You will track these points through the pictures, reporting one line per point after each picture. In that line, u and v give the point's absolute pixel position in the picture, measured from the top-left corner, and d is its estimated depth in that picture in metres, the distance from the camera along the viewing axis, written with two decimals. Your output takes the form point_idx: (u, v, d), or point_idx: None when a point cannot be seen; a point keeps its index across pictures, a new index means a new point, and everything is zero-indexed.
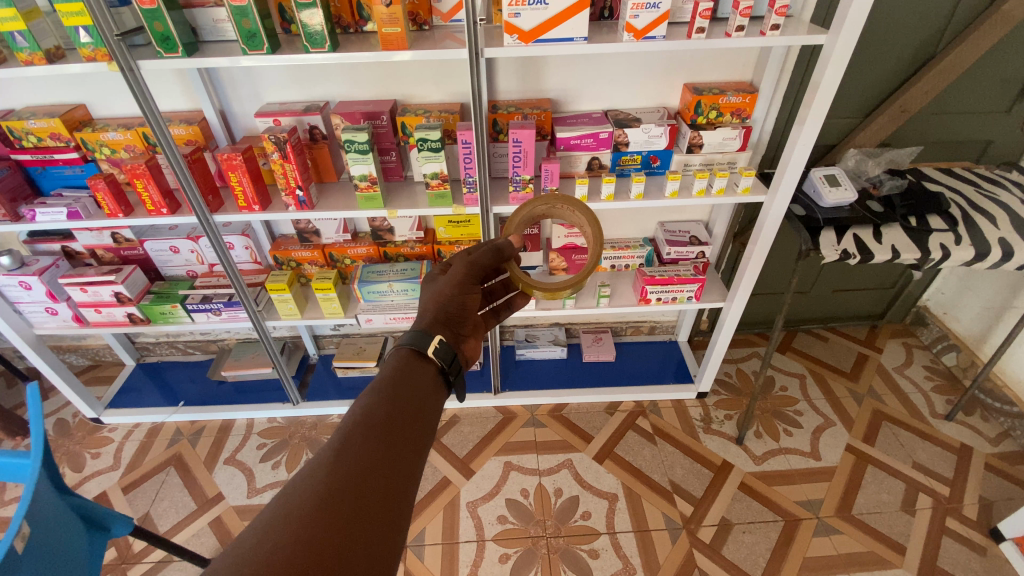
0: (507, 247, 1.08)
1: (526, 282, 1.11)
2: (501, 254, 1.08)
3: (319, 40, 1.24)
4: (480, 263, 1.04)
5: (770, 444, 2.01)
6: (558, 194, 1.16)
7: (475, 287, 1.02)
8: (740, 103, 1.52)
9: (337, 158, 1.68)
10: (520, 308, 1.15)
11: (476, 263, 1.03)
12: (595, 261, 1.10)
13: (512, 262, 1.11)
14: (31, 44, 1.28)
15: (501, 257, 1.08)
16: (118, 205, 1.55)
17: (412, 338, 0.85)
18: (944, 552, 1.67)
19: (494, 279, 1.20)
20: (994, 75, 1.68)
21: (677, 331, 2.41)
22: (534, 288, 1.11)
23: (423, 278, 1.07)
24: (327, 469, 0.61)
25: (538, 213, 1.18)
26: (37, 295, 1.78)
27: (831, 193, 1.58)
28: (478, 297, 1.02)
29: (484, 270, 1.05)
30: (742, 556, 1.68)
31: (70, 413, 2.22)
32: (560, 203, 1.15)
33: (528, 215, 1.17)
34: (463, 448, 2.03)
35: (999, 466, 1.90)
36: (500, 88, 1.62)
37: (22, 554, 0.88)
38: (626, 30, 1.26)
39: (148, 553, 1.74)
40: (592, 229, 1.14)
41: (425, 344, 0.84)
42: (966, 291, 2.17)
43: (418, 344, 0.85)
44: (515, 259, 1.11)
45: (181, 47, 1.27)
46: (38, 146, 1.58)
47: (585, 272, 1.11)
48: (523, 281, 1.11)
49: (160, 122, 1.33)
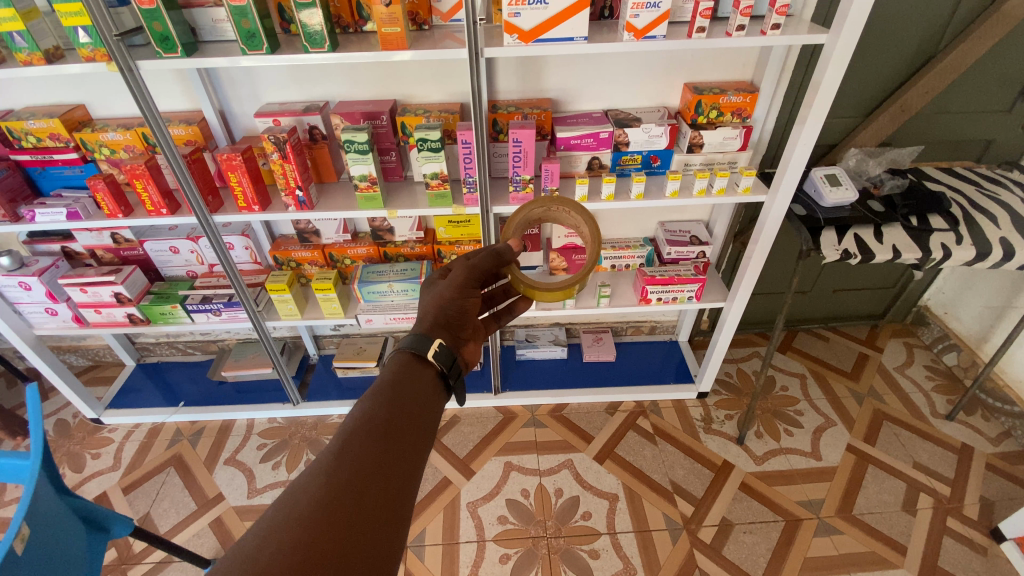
0: (507, 251, 1.05)
1: (527, 284, 1.12)
2: (502, 257, 1.05)
3: (318, 40, 1.24)
4: (480, 268, 1.03)
5: (770, 444, 2.01)
6: (553, 196, 1.17)
7: (475, 291, 1.02)
8: (741, 102, 1.51)
9: (337, 158, 1.68)
10: (521, 311, 1.15)
11: (476, 267, 1.03)
12: (594, 260, 1.10)
13: (514, 267, 1.12)
14: (30, 44, 1.28)
15: (501, 261, 1.05)
16: (117, 206, 1.55)
17: (412, 341, 0.85)
18: (945, 552, 1.66)
19: (495, 285, 1.20)
20: (995, 75, 1.67)
21: (677, 331, 2.41)
22: (535, 291, 1.10)
23: (422, 282, 1.06)
24: (327, 472, 0.61)
25: (535, 216, 1.18)
26: (36, 296, 1.78)
27: (832, 193, 1.57)
28: (475, 301, 1.00)
29: (485, 273, 1.04)
30: (742, 556, 1.68)
31: (70, 414, 2.22)
32: (556, 204, 1.16)
33: (525, 218, 1.17)
34: (463, 448, 2.03)
35: (1000, 466, 1.90)
36: (500, 88, 1.62)
37: (21, 556, 0.88)
38: (627, 29, 1.25)
39: (148, 553, 1.74)
40: (589, 228, 1.14)
41: (425, 347, 0.85)
42: (967, 290, 2.17)
43: (418, 347, 0.85)
44: (516, 262, 1.10)
45: (180, 48, 1.26)
46: (37, 146, 1.58)
47: (585, 271, 1.11)
48: (524, 284, 1.11)
49: (159, 122, 1.33)
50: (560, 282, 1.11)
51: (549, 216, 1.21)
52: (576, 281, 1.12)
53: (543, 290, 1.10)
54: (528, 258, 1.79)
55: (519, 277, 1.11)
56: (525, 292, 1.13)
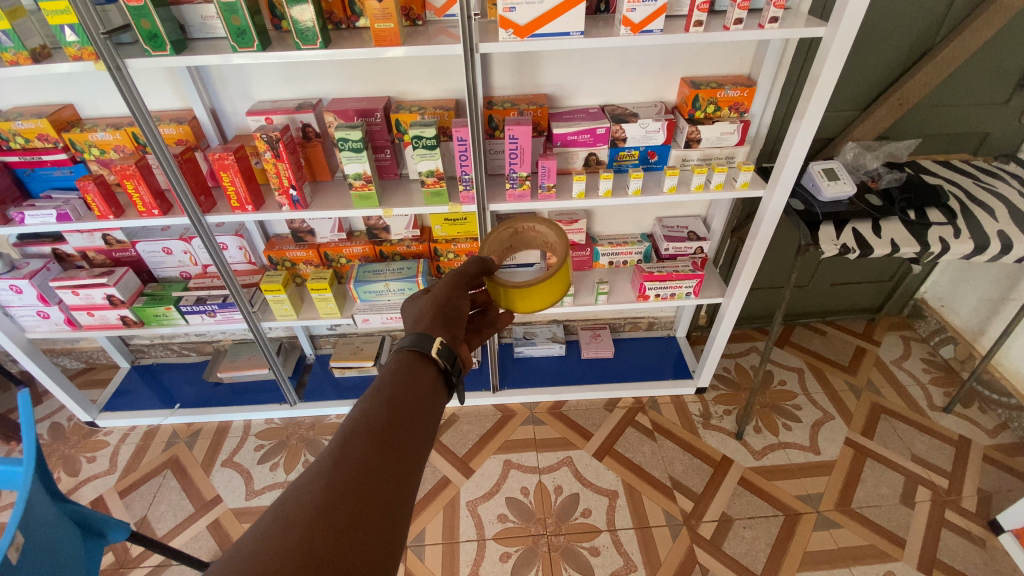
0: (491, 262, 1.08)
1: (505, 288, 1.08)
2: (484, 268, 1.07)
3: (311, 36, 1.22)
4: (468, 273, 1.04)
5: (769, 439, 2.01)
6: (518, 214, 1.17)
7: (467, 293, 1.03)
8: (738, 97, 1.51)
9: (330, 157, 1.66)
10: (502, 326, 1.15)
11: (466, 271, 1.03)
12: (564, 260, 1.09)
13: (495, 277, 1.10)
14: (16, 44, 1.25)
15: (488, 268, 1.07)
16: (108, 207, 1.53)
17: (413, 340, 0.84)
18: (944, 544, 1.67)
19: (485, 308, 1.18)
20: (993, 66, 1.66)
21: (675, 327, 2.40)
22: (514, 297, 1.08)
23: (405, 299, 1.04)
24: (325, 476, 0.59)
25: (507, 238, 1.19)
26: (28, 299, 1.75)
27: (829, 187, 1.57)
28: (465, 303, 1.01)
29: (474, 277, 1.05)
30: (743, 552, 1.68)
31: (65, 418, 2.20)
32: (520, 222, 1.16)
33: (500, 245, 1.20)
34: (462, 447, 2.02)
35: (997, 458, 1.91)
36: (495, 84, 1.60)
37: (16, 565, 0.87)
38: (623, 23, 1.23)
39: (147, 556, 1.73)
40: (556, 233, 1.13)
41: (427, 346, 0.84)
42: (963, 283, 2.18)
43: (420, 346, 0.84)
44: (496, 275, 1.09)
45: (169, 45, 1.23)
46: (26, 147, 1.55)
47: (557, 269, 1.09)
48: (503, 293, 1.09)
49: (149, 122, 1.30)
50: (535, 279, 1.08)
51: (522, 239, 1.22)
52: (554, 284, 1.11)
53: (524, 293, 1.07)
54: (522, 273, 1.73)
55: (499, 284, 1.08)
56: (507, 305, 1.12)
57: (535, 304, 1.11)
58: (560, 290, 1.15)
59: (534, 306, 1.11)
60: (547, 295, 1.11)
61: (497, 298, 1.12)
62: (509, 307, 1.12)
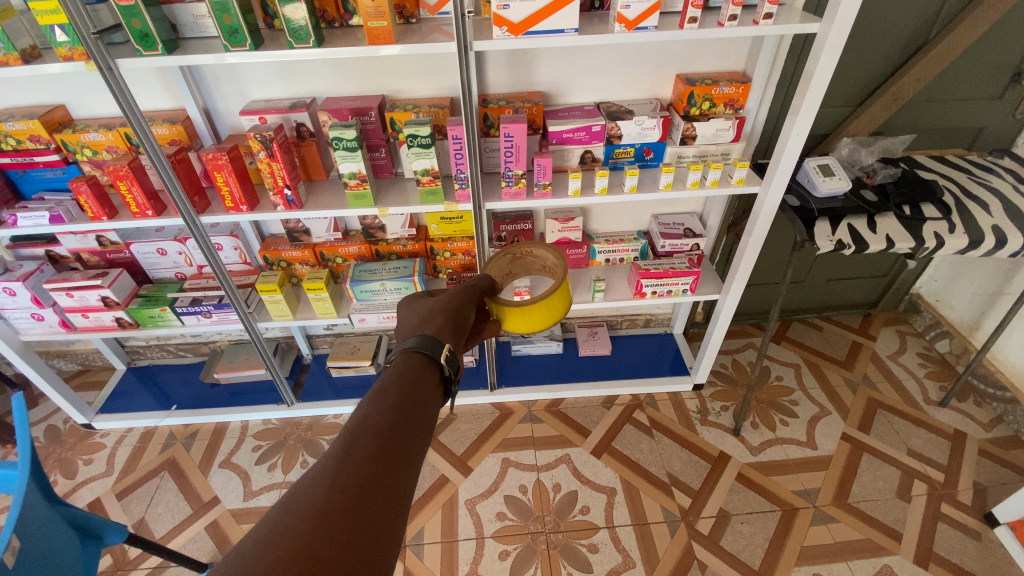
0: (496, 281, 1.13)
1: (502, 307, 1.09)
2: (492, 288, 1.13)
3: (303, 35, 1.21)
4: (476, 286, 1.09)
5: (766, 434, 2.02)
6: (521, 242, 1.22)
7: (473, 304, 1.03)
8: (733, 93, 1.50)
9: (325, 156, 1.65)
10: (489, 337, 1.10)
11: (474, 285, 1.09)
12: (565, 279, 1.12)
13: (496, 298, 1.10)
14: (6, 45, 1.24)
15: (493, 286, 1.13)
16: (101, 208, 1.51)
17: (420, 341, 0.85)
18: (940, 537, 1.68)
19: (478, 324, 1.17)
20: (987, 61, 1.67)
21: (672, 324, 2.41)
22: (509, 315, 1.09)
23: (410, 298, 1.05)
24: (328, 478, 0.59)
25: (508, 258, 1.22)
26: (21, 302, 1.74)
27: (825, 183, 1.59)
28: (474, 314, 1.04)
29: (484, 292, 1.10)
30: (740, 547, 1.69)
31: (61, 420, 2.19)
32: (523, 246, 1.21)
33: (501, 271, 1.25)
34: (459, 446, 2.02)
35: (992, 451, 1.92)
36: (490, 81, 1.59)
37: (11, 568, 0.86)
38: (617, 20, 1.23)
39: (146, 558, 1.72)
40: (555, 256, 1.19)
41: (435, 350, 0.85)
42: (958, 277, 2.18)
43: (427, 349, 0.85)
44: (497, 296, 1.10)
45: (161, 44, 1.22)
46: (17, 149, 1.55)
47: (555, 289, 1.10)
48: (500, 312, 1.10)
49: (141, 122, 1.29)
50: (534, 298, 1.08)
51: (522, 263, 1.27)
52: (552, 304, 1.11)
53: (519, 311, 1.07)
54: (536, 290, 1.69)
55: (498, 304, 1.09)
56: (502, 321, 1.11)
57: (528, 324, 1.10)
58: (557, 313, 1.15)
59: (530, 325, 1.11)
60: (543, 317, 1.11)
61: (494, 318, 1.12)
62: (502, 324, 1.11)
